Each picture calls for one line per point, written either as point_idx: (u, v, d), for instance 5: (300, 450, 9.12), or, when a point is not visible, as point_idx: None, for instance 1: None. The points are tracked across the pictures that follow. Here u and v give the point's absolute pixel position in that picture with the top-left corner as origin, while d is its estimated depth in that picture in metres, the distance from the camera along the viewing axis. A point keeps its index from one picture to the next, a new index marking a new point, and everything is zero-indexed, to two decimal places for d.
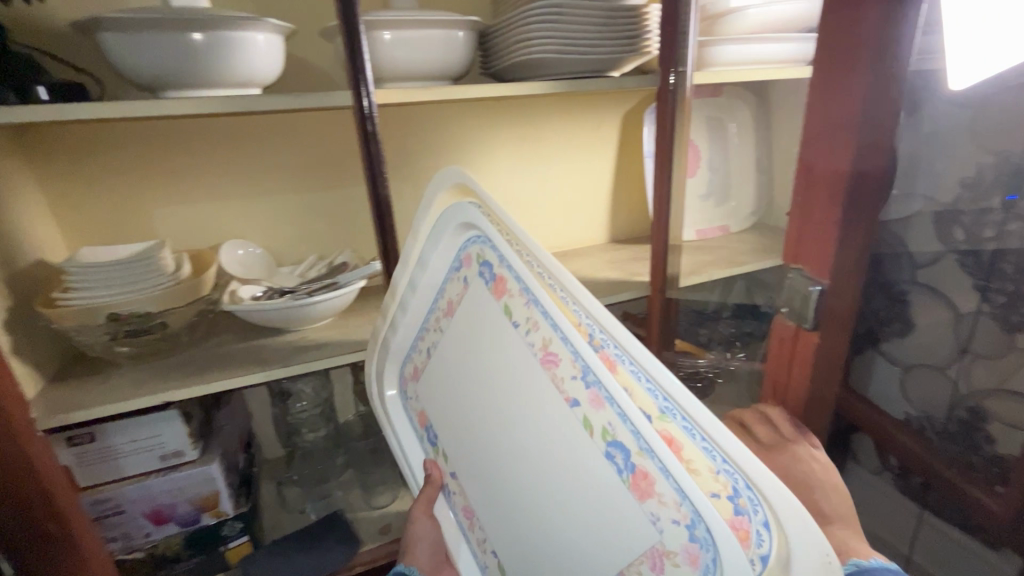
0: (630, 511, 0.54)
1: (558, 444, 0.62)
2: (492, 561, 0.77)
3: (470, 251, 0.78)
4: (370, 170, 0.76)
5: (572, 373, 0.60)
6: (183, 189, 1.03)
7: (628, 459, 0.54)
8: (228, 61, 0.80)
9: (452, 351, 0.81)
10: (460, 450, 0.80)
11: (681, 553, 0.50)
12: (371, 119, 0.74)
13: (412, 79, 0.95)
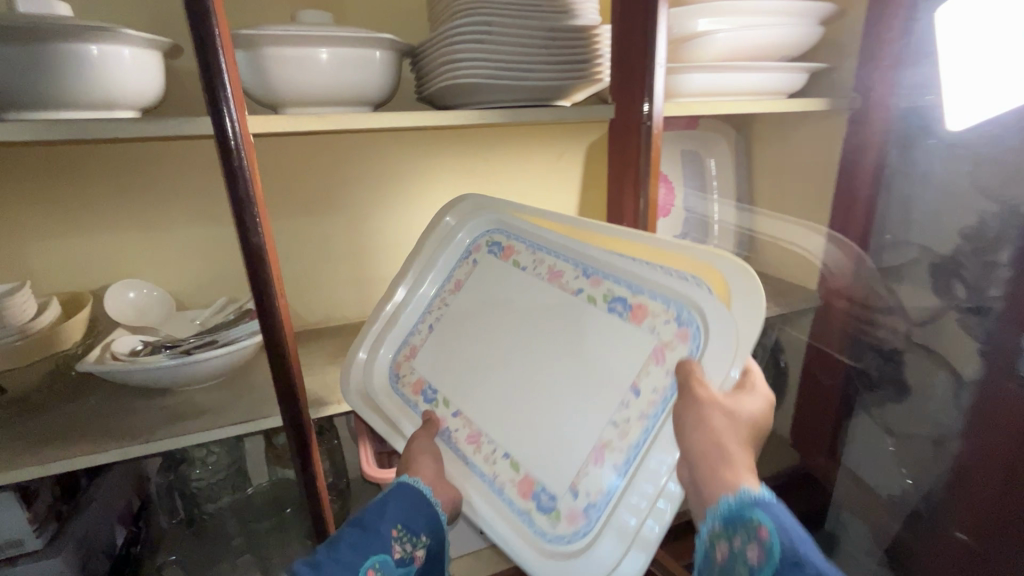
0: (636, 339, 0.71)
1: (576, 324, 0.77)
2: (503, 467, 0.75)
3: (479, 240, 0.95)
4: (239, 215, 0.62)
5: (574, 274, 0.81)
6: (62, 223, 0.88)
7: (626, 303, 0.74)
8: (86, 79, 0.66)
9: (461, 315, 0.90)
10: (468, 385, 0.83)
11: (675, 340, 0.67)
12: (237, 154, 0.61)
13: (321, 104, 0.79)
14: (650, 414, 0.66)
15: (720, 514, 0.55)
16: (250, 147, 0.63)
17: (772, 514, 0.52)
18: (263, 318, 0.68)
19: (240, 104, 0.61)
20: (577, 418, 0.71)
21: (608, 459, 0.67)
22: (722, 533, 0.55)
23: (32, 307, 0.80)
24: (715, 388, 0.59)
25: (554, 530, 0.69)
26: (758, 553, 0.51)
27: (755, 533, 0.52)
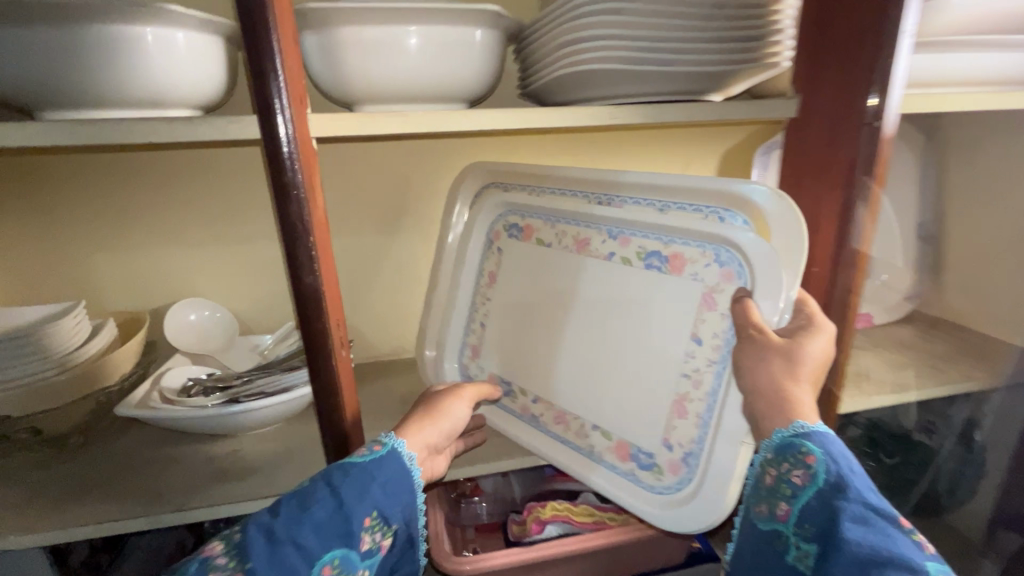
0: (680, 292, 0.62)
1: (620, 294, 0.67)
2: (595, 437, 0.68)
3: (496, 225, 0.81)
4: (289, 251, 0.45)
5: (600, 237, 0.68)
6: (128, 233, 0.80)
7: (661, 256, 0.64)
8: (133, 68, 0.54)
9: (511, 316, 0.77)
10: (542, 372, 0.73)
11: (721, 283, 0.59)
12: (290, 168, 0.44)
13: (406, 100, 0.62)
14: (718, 361, 0.59)
15: (772, 444, 0.51)
16: (307, 158, 0.46)
17: (824, 443, 0.48)
18: (317, 381, 0.51)
19: (295, 100, 0.45)
20: (647, 376, 0.64)
21: (691, 410, 0.61)
22: (771, 461, 0.50)
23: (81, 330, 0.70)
24: (768, 328, 0.54)
25: (660, 484, 0.64)
26: (804, 477, 0.47)
27: (801, 459, 0.48)
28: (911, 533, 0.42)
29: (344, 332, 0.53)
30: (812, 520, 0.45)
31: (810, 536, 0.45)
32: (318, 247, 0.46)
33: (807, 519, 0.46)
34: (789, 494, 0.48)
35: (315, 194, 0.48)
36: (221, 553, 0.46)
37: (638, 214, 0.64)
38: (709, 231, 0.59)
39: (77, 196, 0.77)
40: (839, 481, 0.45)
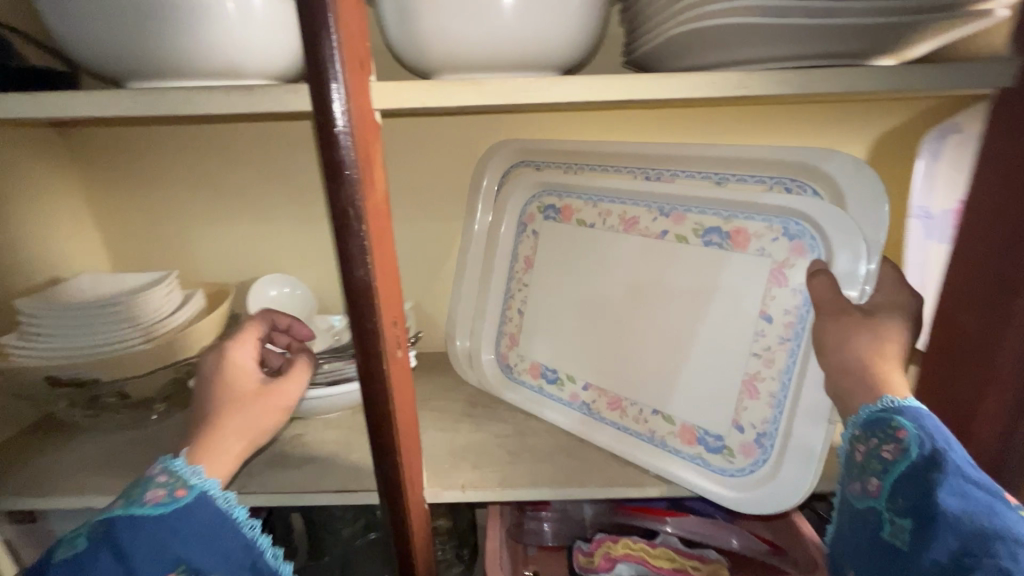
0: (744, 269, 0.57)
1: (673, 273, 0.61)
2: (655, 421, 0.61)
3: (530, 207, 0.73)
4: (339, 241, 0.40)
5: (652, 215, 0.63)
6: (220, 205, 0.82)
7: (721, 232, 0.58)
8: (204, 34, 0.51)
9: (551, 299, 0.70)
10: (591, 355, 0.67)
11: (792, 257, 0.55)
12: (343, 147, 0.38)
13: (485, 68, 0.53)
14: (789, 337, 0.54)
15: (857, 418, 0.46)
16: (365, 136, 0.40)
17: (919, 417, 0.43)
18: (362, 384, 0.45)
19: (354, 68, 0.38)
20: (705, 355, 0.59)
21: (762, 390, 0.56)
22: (856, 437, 0.46)
23: (173, 299, 0.72)
24: (853, 303, 0.51)
25: (732, 467, 0.58)
26: (897, 452, 0.42)
27: (892, 434, 0.43)
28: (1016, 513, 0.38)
29: (401, 332, 0.48)
30: (908, 498, 0.41)
31: (906, 514, 0.41)
32: (370, 238, 0.40)
33: (902, 496, 0.41)
34: (878, 470, 0.43)
35: (373, 177, 0.42)
36: (158, 471, 0.46)
37: (694, 187, 0.59)
38: (782, 202, 0.54)
39: (176, 167, 0.81)
40: (939, 459, 0.40)
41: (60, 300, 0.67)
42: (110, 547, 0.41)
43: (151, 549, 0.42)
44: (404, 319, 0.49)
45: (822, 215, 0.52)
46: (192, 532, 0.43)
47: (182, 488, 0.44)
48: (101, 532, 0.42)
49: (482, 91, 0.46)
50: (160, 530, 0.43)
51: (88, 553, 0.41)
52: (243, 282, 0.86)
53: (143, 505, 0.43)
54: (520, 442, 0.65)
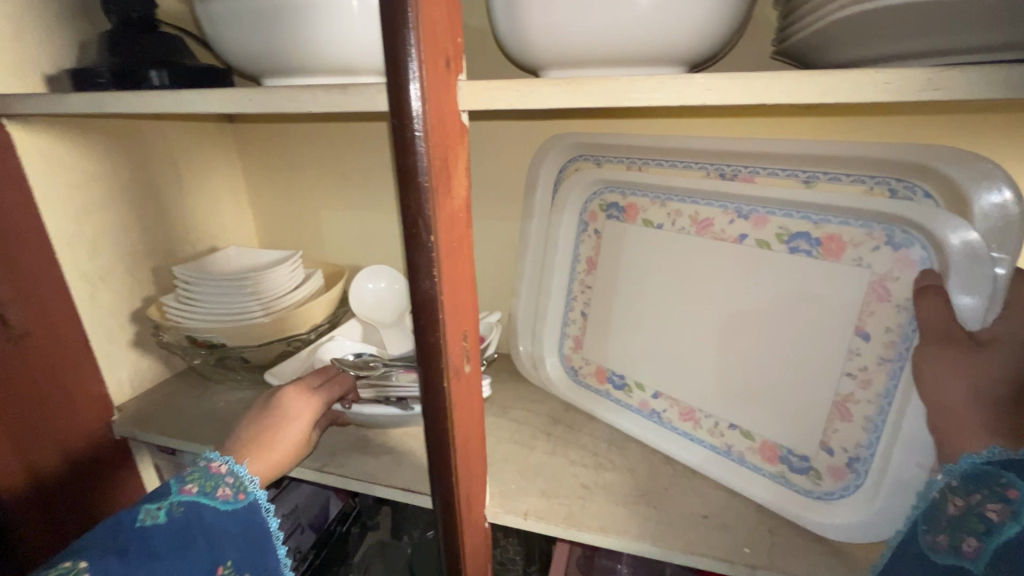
0: (837, 282, 0.51)
1: (752, 283, 0.55)
2: (732, 436, 0.58)
3: (591, 204, 0.69)
4: (408, 250, 0.38)
5: (727, 217, 0.57)
6: (347, 192, 0.88)
7: (810, 237, 0.52)
8: (326, 31, 0.52)
9: (617, 301, 0.67)
10: (663, 365, 0.63)
11: (897, 269, 0.48)
12: (417, 153, 0.35)
13: (596, 64, 0.48)
14: (891, 358, 0.49)
15: (959, 470, 0.39)
16: (444, 140, 0.37)
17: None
18: (422, 394, 0.43)
19: (436, 67, 0.35)
20: (787, 372, 0.54)
21: (857, 413, 0.51)
22: (954, 491, 0.38)
23: (296, 278, 0.78)
24: (969, 330, 0.43)
25: (818, 489, 0.53)
26: (1002, 511, 0.34)
27: (999, 491, 0.35)
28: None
29: (470, 346, 0.45)
30: (1011, 564, 0.32)
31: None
32: (439, 250, 0.38)
33: (1004, 561, 0.32)
34: (979, 532, 0.35)
35: (450, 183, 0.39)
36: (229, 474, 0.48)
37: (780, 187, 0.53)
38: (883, 207, 0.47)
39: (313, 155, 0.87)
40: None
41: (207, 270, 0.77)
42: (187, 533, 0.44)
43: (222, 545, 0.45)
44: (475, 333, 0.46)
45: (940, 226, 0.44)
46: (250, 538, 0.47)
47: (246, 493, 0.48)
48: (181, 514, 0.44)
49: (579, 96, 0.39)
50: (231, 527, 0.46)
51: (171, 535, 0.43)
52: (356, 266, 0.92)
53: (215, 499, 0.46)
54: (595, 476, 0.59)
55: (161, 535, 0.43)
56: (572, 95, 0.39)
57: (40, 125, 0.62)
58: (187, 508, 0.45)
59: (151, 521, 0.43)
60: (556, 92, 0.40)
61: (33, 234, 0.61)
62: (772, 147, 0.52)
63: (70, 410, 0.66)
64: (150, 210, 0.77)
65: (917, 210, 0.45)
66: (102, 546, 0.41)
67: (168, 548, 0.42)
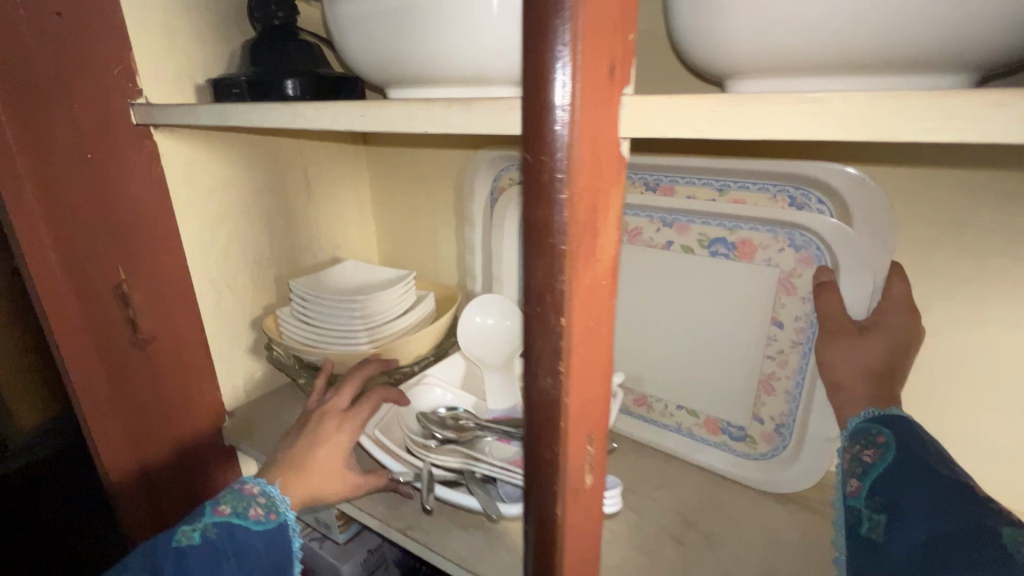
0: (753, 282, 0.54)
1: (674, 285, 0.59)
2: (679, 416, 0.62)
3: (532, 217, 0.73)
4: (527, 332, 0.27)
5: (654, 224, 0.60)
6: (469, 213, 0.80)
7: (726, 242, 0.55)
8: (485, 38, 0.43)
9: None
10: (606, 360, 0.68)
11: (800, 267, 0.52)
12: (557, 204, 0.24)
13: (829, 72, 0.32)
14: (803, 341, 0.53)
15: (848, 432, 0.46)
16: (595, 185, 0.26)
17: (904, 427, 0.43)
18: (526, 510, 0.33)
19: (595, 79, 0.24)
20: (722, 361, 0.58)
21: (779, 387, 0.55)
22: (844, 448, 0.45)
23: (406, 302, 0.72)
24: (856, 320, 0.49)
25: (754, 452, 0.58)
26: (874, 454, 0.41)
27: (872, 441, 0.43)
28: (993, 502, 0.34)
29: (595, 451, 0.34)
30: (882, 490, 0.38)
31: (879, 509, 0.37)
32: (571, 340, 0.27)
33: (876, 490, 0.38)
34: (857, 473, 0.41)
35: (596, 244, 0.27)
36: (259, 490, 0.48)
37: (696, 197, 0.55)
38: (782, 215, 0.50)
39: (439, 172, 0.81)
40: (914, 453, 0.39)
41: (323, 286, 0.74)
42: (218, 555, 0.43)
43: (250, 566, 0.44)
44: (603, 433, 0.35)
45: (833, 234, 0.48)
46: (278, 562, 0.46)
47: (277, 513, 0.47)
48: (214, 534, 0.44)
49: (816, 124, 0.23)
50: (260, 547, 0.45)
51: (202, 555, 0.42)
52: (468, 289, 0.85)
53: (246, 519, 0.46)
54: None
55: (196, 557, 0.42)
56: (809, 115, 0.23)
57: (185, 136, 0.62)
58: (218, 530, 0.44)
59: (188, 542, 0.43)
60: (781, 111, 0.24)
61: (168, 241, 0.62)
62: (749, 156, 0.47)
63: (186, 414, 0.67)
64: (280, 218, 0.76)
65: (814, 218, 0.49)
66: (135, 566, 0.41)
67: (201, 566, 0.42)
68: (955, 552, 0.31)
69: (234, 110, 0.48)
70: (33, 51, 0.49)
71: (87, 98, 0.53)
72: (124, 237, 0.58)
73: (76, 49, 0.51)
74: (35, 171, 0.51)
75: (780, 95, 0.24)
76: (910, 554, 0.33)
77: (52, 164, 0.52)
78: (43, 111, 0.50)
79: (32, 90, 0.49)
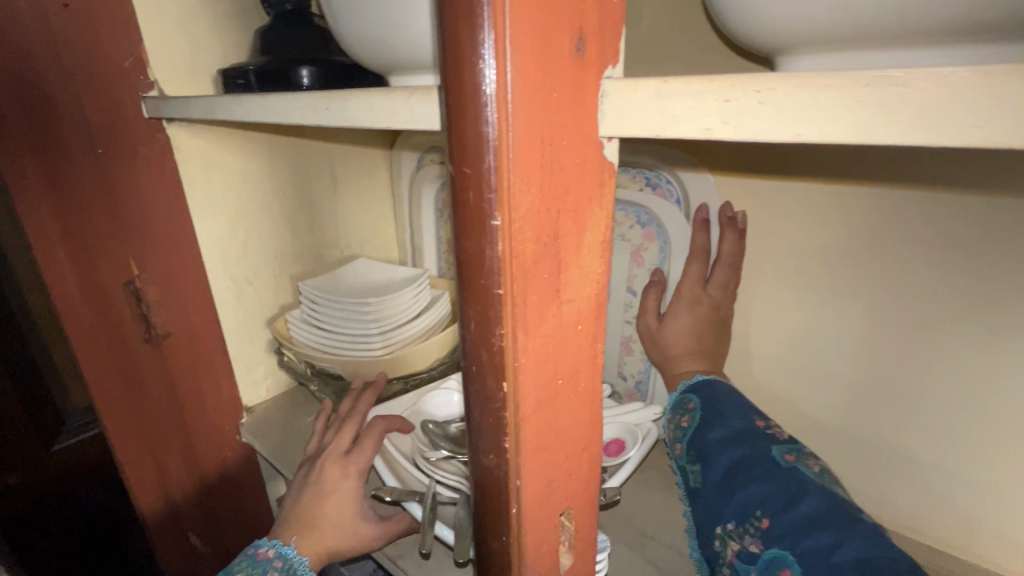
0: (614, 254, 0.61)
1: None
2: None
3: (444, 195, 0.80)
4: (465, 392, 0.21)
5: None
6: None
7: None
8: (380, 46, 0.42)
9: None
10: None
11: (645, 242, 0.58)
12: (489, 233, 0.18)
13: (925, 41, 0.22)
14: None
15: (669, 403, 0.52)
16: (556, 204, 0.19)
17: (705, 388, 0.50)
18: None
19: (544, 56, 0.17)
20: None
21: (636, 349, 0.62)
22: (667, 418, 0.51)
23: (419, 305, 0.68)
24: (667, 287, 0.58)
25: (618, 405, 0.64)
26: (688, 418, 0.48)
27: (685, 407, 0.50)
28: (768, 427, 0.44)
29: (574, 528, 0.27)
30: (696, 445, 0.45)
31: (695, 460, 0.45)
32: (516, 411, 0.20)
33: (693, 446, 0.46)
34: (680, 437, 0.48)
35: (559, 281, 0.20)
36: (275, 555, 0.47)
37: None
38: (637, 194, 0.57)
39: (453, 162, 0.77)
40: (713, 408, 0.47)
41: (337, 288, 0.71)
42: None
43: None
44: (587, 505, 0.28)
45: (670, 215, 0.56)
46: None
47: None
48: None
49: (897, 118, 0.15)
50: None
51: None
52: None
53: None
54: None
55: None
56: (880, 112, 0.15)
57: (202, 129, 0.60)
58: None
59: None
60: (822, 103, 0.16)
61: (181, 237, 0.61)
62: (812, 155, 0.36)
63: (203, 410, 0.68)
64: (302, 214, 0.73)
65: (661, 198, 0.56)
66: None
67: None
68: (752, 469, 0.40)
69: (221, 104, 0.44)
70: (38, 47, 0.48)
71: (95, 94, 0.52)
72: (136, 235, 0.57)
73: (81, 44, 0.50)
74: (43, 167, 0.51)
75: (826, 75, 0.16)
76: (722, 486, 0.41)
77: (60, 163, 0.52)
78: (50, 109, 0.50)
79: (38, 87, 0.49)
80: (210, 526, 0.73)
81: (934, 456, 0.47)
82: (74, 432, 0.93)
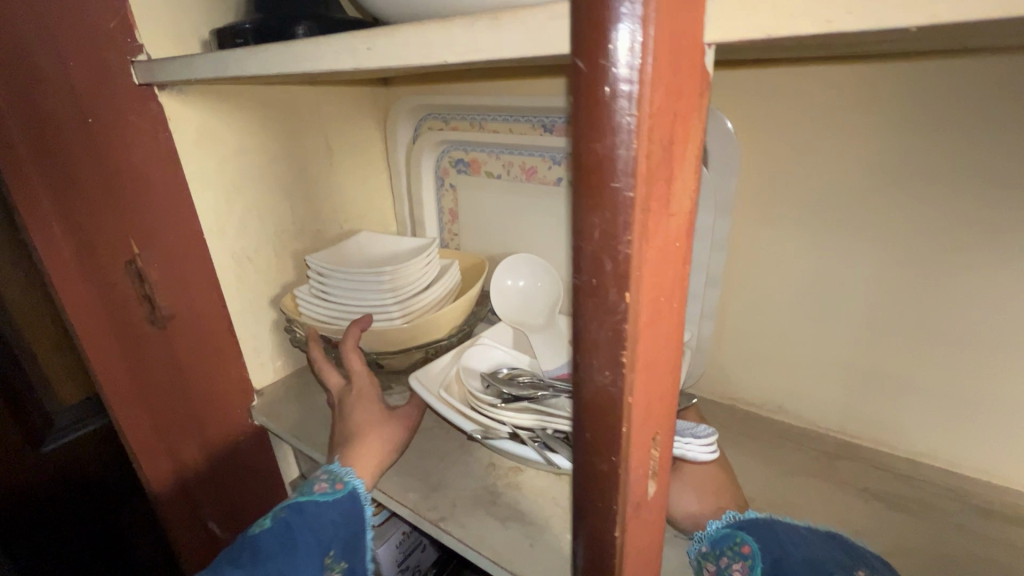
0: None
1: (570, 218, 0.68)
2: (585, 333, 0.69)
3: (443, 162, 0.79)
4: (578, 310, 0.21)
5: (546, 164, 0.68)
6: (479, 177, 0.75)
7: None
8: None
9: (477, 242, 0.79)
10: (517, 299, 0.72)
11: None
12: (622, 134, 0.17)
13: None
14: None
15: (708, 535, 0.38)
16: (675, 107, 0.19)
17: (764, 530, 0.35)
18: (579, 528, 0.26)
19: None
20: None
21: None
22: (705, 558, 0.37)
23: (430, 273, 0.67)
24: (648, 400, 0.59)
25: None
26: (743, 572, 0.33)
27: (736, 550, 0.35)
28: None
29: (661, 454, 0.27)
30: None
31: None
32: (637, 323, 0.20)
33: None
34: None
35: (671, 191, 0.20)
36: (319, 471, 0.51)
37: None
38: None
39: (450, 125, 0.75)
40: (784, 568, 0.32)
41: (343, 260, 0.69)
42: (292, 531, 0.45)
43: (325, 534, 0.46)
44: (670, 431, 0.28)
45: None
46: (351, 527, 0.48)
47: (343, 482, 0.50)
48: (285, 515, 0.46)
49: None
50: (332, 518, 0.47)
51: (277, 534, 0.44)
52: (497, 257, 0.78)
53: (313, 495, 0.48)
54: None
55: (268, 540, 0.44)
56: None
57: (194, 98, 0.57)
58: (287, 511, 0.46)
59: (259, 529, 0.45)
60: None
61: (182, 213, 0.58)
62: (899, 46, 0.36)
63: (213, 394, 0.65)
64: (300, 186, 0.71)
65: None
66: (228, 559, 0.42)
67: (277, 546, 0.43)
68: None
69: (231, 60, 0.42)
70: (17, 6, 0.44)
71: (81, 57, 0.48)
72: (135, 211, 0.54)
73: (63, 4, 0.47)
74: (32, 142, 0.48)
75: None
76: None
77: (51, 138, 0.48)
78: (36, 78, 0.46)
79: (21, 54, 0.45)
80: (228, 511, 0.72)
81: (947, 382, 0.49)
82: (60, 435, 0.87)
